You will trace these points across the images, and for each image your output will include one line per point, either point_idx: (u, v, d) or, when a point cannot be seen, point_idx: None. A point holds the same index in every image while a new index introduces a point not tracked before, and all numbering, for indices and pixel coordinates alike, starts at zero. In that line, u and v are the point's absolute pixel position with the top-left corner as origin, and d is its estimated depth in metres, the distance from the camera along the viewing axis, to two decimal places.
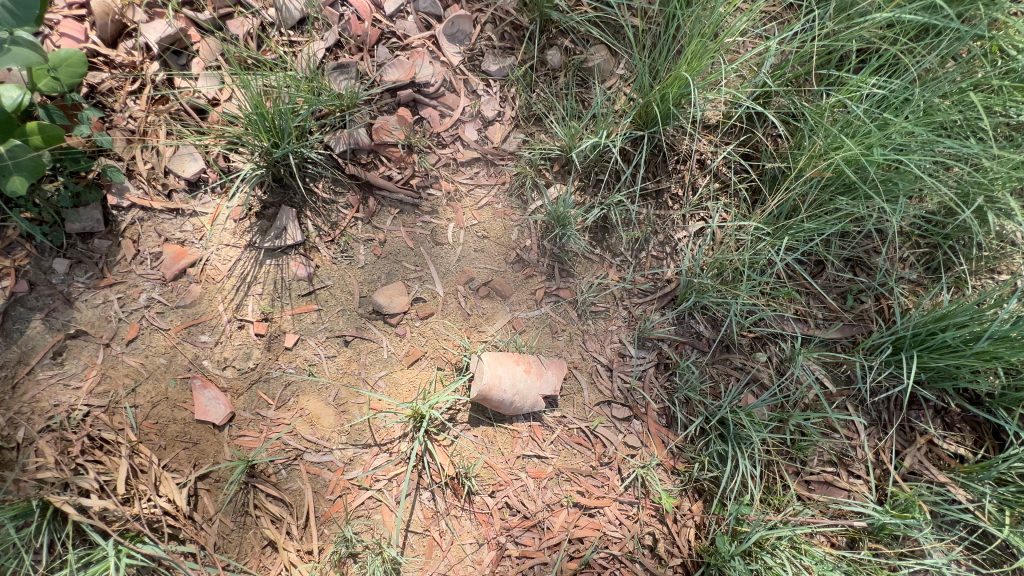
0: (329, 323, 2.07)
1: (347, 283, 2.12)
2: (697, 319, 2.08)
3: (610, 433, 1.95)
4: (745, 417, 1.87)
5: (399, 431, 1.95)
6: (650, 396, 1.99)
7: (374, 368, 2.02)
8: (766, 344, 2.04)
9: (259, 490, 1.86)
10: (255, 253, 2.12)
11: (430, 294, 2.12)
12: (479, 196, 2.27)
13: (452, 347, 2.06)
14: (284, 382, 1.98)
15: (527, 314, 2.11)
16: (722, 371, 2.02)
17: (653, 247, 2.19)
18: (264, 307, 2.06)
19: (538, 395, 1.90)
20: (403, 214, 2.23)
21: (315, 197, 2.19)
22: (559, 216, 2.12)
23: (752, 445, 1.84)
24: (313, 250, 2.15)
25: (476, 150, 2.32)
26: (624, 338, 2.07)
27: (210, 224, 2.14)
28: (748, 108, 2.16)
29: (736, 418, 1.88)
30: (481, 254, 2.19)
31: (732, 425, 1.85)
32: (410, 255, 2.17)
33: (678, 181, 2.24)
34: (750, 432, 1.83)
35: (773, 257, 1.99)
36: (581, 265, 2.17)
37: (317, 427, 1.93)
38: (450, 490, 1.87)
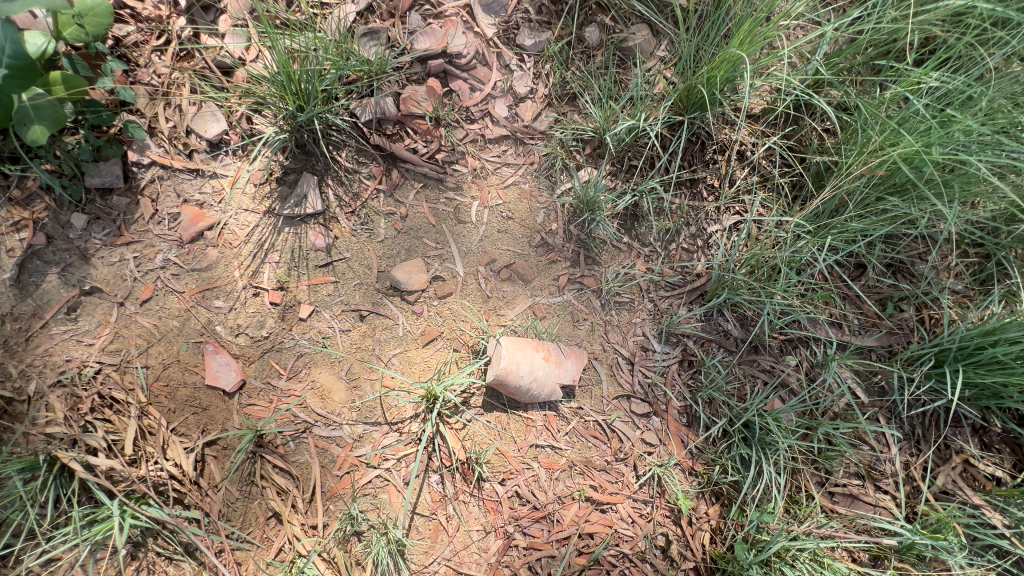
0: (345, 296, 2.02)
1: (366, 256, 2.07)
2: (725, 317, 1.99)
3: (627, 429, 1.88)
4: (772, 422, 1.77)
5: (411, 411, 1.90)
6: (672, 393, 1.92)
7: (389, 345, 1.97)
8: (798, 348, 1.95)
9: (266, 460, 1.82)
10: (273, 220, 2.08)
11: (450, 273, 2.06)
12: (506, 175, 2.19)
13: (470, 329, 2.00)
14: (297, 352, 1.94)
15: (549, 300, 2.03)
16: (749, 373, 1.93)
17: (684, 239, 2.11)
18: (280, 276, 2.02)
19: (556, 384, 1.84)
20: (426, 188, 2.16)
21: (337, 165, 2.13)
22: (588, 201, 2.03)
23: (778, 451, 1.75)
24: (332, 220, 2.09)
25: (506, 127, 2.23)
26: (648, 331, 1.99)
27: (230, 187, 2.10)
28: (796, 98, 2.04)
29: (763, 422, 1.78)
30: (505, 235, 2.12)
31: (758, 429, 1.76)
32: (431, 232, 2.11)
33: (714, 173, 2.15)
34: (778, 438, 1.73)
35: (814, 257, 1.88)
36: (608, 253, 2.09)
37: (328, 401, 1.89)
38: (460, 474, 1.82)
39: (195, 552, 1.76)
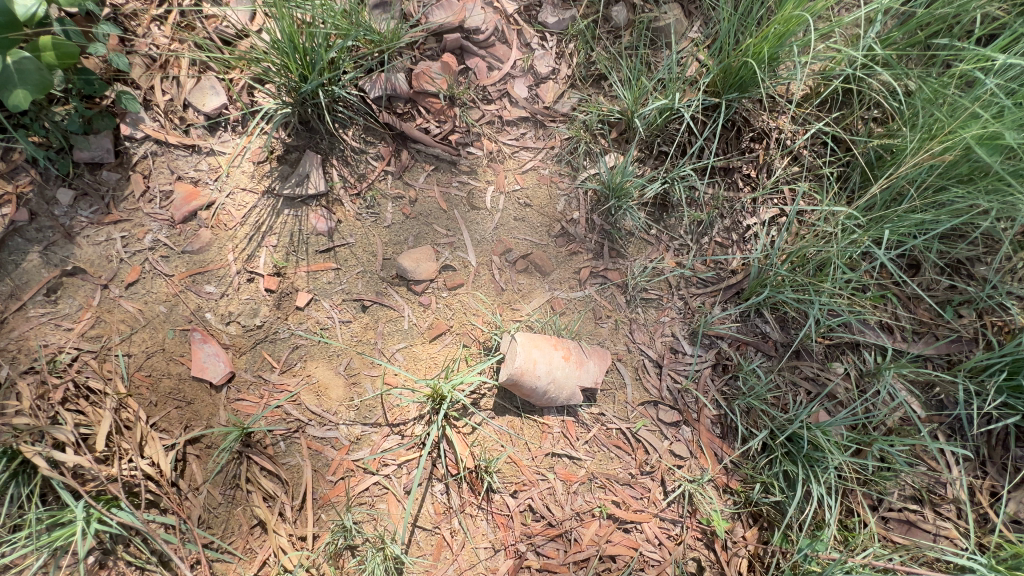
0: (347, 284, 1.86)
1: (371, 242, 1.91)
2: (764, 318, 1.80)
3: (654, 439, 1.69)
4: (822, 436, 1.56)
5: (415, 413, 1.72)
6: (705, 400, 1.72)
7: (393, 339, 1.80)
8: (846, 354, 1.75)
9: (252, 461, 1.64)
10: (273, 200, 1.94)
11: (461, 263, 1.89)
12: (525, 159, 2.03)
13: (482, 323, 1.82)
14: (292, 344, 1.77)
15: (569, 294, 1.85)
16: (792, 381, 1.73)
17: (718, 232, 1.94)
18: (277, 261, 1.87)
19: (576, 387, 1.66)
20: (438, 171, 2.00)
21: (343, 144, 1.98)
22: (614, 187, 1.86)
23: (828, 470, 1.54)
24: (336, 202, 1.95)
25: (525, 109, 2.08)
26: (677, 331, 1.81)
27: (227, 165, 1.96)
28: (842, 82, 1.88)
29: (811, 436, 1.57)
30: (522, 223, 1.95)
31: (807, 443, 1.55)
32: (441, 218, 1.94)
33: (751, 162, 1.98)
34: (830, 454, 1.52)
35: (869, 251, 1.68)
36: (634, 245, 1.92)
37: (324, 399, 1.71)
38: (467, 484, 1.63)
39: (169, 562, 1.59)
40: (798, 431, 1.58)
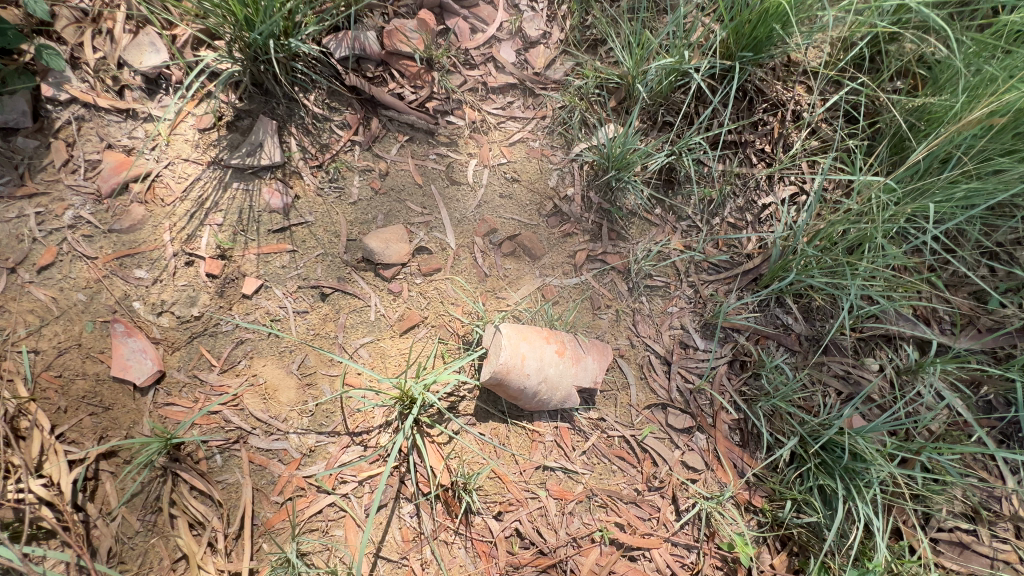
0: (304, 269, 1.59)
1: (333, 221, 1.64)
2: (786, 308, 1.57)
3: (663, 448, 1.45)
4: (864, 444, 1.31)
5: (381, 419, 1.45)
6: (721, 402, 1.48)
7: (357, 332, 1.53)
8: (879, 349, 1.52)
9: (179, 479, 1.35)
10: (219, 172, 1.67)
11: (438, 245, 1.63)
12: (512, 130, 1.79)
13: (461, 314, 1.56)
14: (236, 339, 1.50)
15: (562, 281, 1.61)
16: (820, 380, 1.50)
17: (730, 212, 1.72)
18: (222, 241, 1.60)
19: (572, 387, 1.41)
20: (413, 142, 1.75)
21: (304, 111, 1.73)
22: (614, 157, 1.62)
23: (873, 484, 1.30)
24: (293, 175, 1.69)
25: (513, 75, 1.85)
26: (687, 323, 1.57)
27: (167, 133, 1.69)
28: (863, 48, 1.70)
29: (852, 444, 1.32)
30: (508, 200, 1.70)
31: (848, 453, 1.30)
32: (416, 194, 1.69)
33: (764, 136, 1.78)
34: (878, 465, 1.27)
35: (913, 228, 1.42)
36: (636, 227, 1.68)
37: (271, 403, 1.43)
38: (442, 505, 1.36)
39: None
40: (835, 438, 1.34)
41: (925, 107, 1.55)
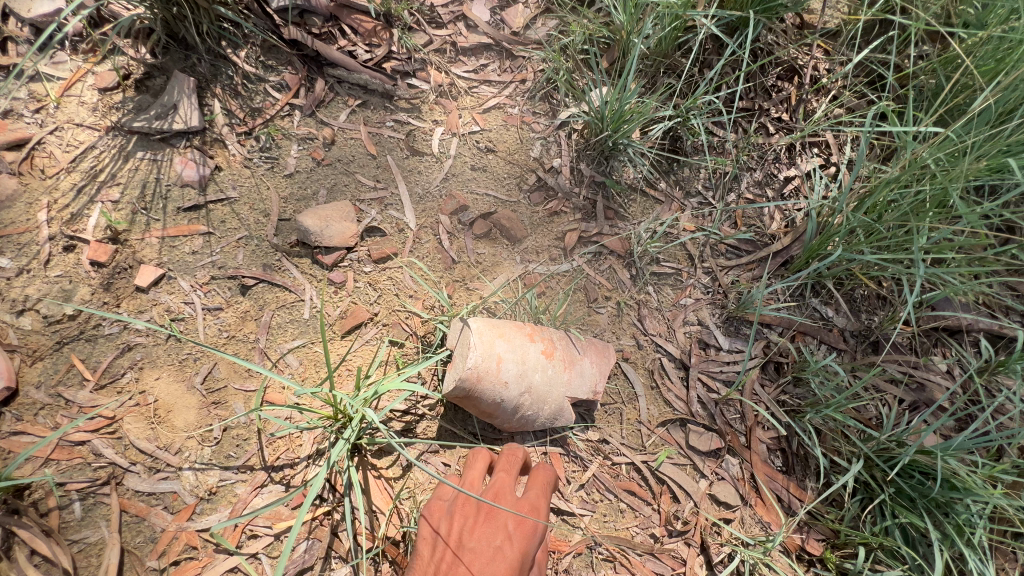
0: (221, 255, 1.25)
1: (262, 197, 1.32)
2: (824, 296, 1.27)
3: (684, 478, 1.13)
4: (962, 469, 0.98)
5: (311, 448, 1.10)
6: (754, 416, 1.17)
7: (284, 335, 1.19)
8: (942, 346, 1.23)
9: (14, 541, 0.96)
10: (120, 138, 1.33)
11: (394, 225, 1.31)
12: (486, 95, 1.51)
13: (421, 308, 1.24)
14: (122, 346, 1.13)
15: (549, 269, 1.29)
16: (875, 387, 1.19)
17: (747, 187, 1.43)
18: (115, 221, 1.24)
19: (564, 399, 1.08)
20: (366, 107, 1.45)
21: (233, 69, 1.42)
22: (609, 117, 1.31)
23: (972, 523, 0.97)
24: (215, 143, 1.36)
25: (487, 34, 1.56)
26: (705, 317, 1.27)
27: (59, 94, 1.35)
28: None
29: (945, 468, 0.99)
30: (482, 172, 1.40)
31: (939, 482, 0.97)
32: (368, 166, 1.38)
33: (781, 103, 1.52)
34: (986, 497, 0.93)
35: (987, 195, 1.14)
36: (637, 204, 1.39)
37: (162, 430, 1.06)
38: (388, 564, 1.01)
39: None
40: (916, 459, 1.02)
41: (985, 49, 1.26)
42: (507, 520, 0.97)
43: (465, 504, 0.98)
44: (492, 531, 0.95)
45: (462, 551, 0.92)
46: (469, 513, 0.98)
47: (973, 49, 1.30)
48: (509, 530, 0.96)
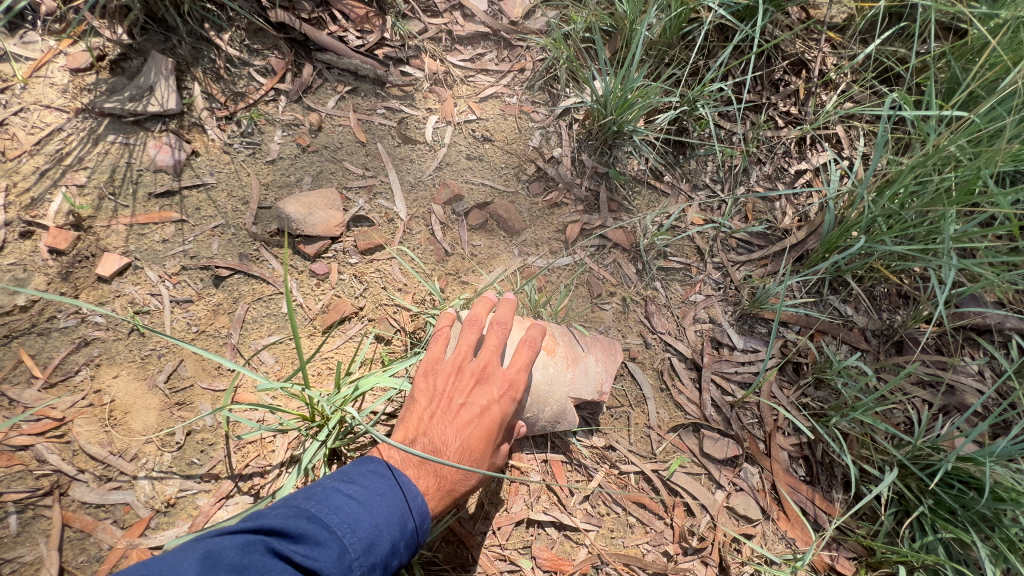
0: (194, 245, 1.15)
1: (242, 183, 1.23)
2: (843, 293, 1.19)
3: (698, 488, 1.05)
4: (1010, 478, 0.91)
5: (285, 454, 0.99)
6: (773, 421, 1.09)
7: (259, 330, 1.11)
8: (969, 348, 1.15)
9: None
10: (91, 121, 1.23)
11: (383, 215, 1.23)
12: (482, 84, 1.43)
13: (409, 301, 1.16)
14: (77, 342, 1.01)
15: (548, 262, 1.21)
16: (902, 391, 1.10)
17: (757, 181, 1.36)
18: (80, 207, 1.14)
19: (568, 399, 0.99)
20: (356, 94, 1.37)
21: (215, 53, 1.33)
22: (612, 103, 1.23)
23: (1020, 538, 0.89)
24: (194, 128, 1.27)
25: (484, 23, 1.47)
26: (716, 314, 1.19)
27: (26, 74, 1.25)
28: None
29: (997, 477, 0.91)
30: (478, 162, 1.32)
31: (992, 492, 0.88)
32: (357, 154, 1.30)
33: (788, 97, 1.44)
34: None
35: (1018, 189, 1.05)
36: (642, 197, 1.31)
37: (117, 434, 0.95)
38: None
39: None
40: (958, 466, 0.94)
41: (1010, 32, 1.15)
42: (495, 386, 0.92)
43: (458, 371, 0.94)
44: (481, 392, 0.92)
45: (452, 406, 0.91)
46: (461, 372, 0.93)
47: (996, 34, 1.20)
48: (496, 394, 0.91)
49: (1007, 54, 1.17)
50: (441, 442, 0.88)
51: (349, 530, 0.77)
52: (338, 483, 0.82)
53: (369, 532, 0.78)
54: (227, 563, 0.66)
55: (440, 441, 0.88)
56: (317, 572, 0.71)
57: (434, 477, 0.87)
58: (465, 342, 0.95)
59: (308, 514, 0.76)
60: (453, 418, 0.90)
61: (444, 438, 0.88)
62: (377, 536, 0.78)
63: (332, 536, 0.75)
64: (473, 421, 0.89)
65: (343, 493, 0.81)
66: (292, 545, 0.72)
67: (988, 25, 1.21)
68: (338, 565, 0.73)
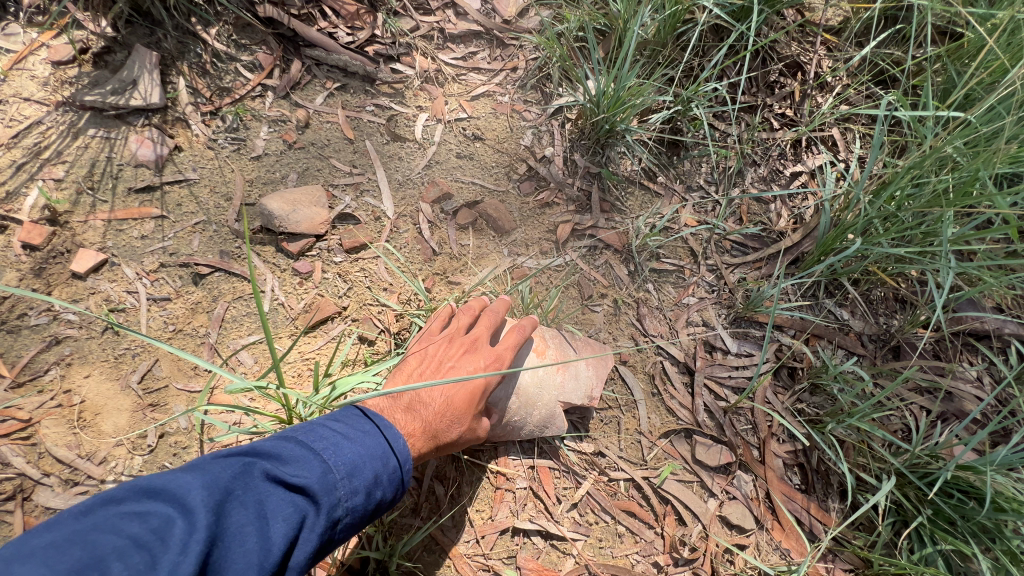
0: (174, 242, 1.13)
1: (225, 179, 1.20)
2: (839, 296, 1.17)
3: (690, 497, 1.01)
4: (1011, 489, 0.88)
5: None
6: (768, 427, 1.06)
7: (238, 330, 1.09)
8: (967, 353, 1.12)
9: None
10: (70, 114, 1.19)
11: (370, 213, 1.20)
12: (474, 83, 1.40)
13: (394, 301, 1.13)
14: (48, 340, 0.97)
15: (538, 262, 1.19)
16: (900, 397, 1.07)
17: (752, 183, 1.34)
18: (57, 202, 1.11)
19: (556, 403, 0.97)
20: (345, 91, 1.35)
21: (201, 47, 1.30)
22: (605, 101, 1.21)
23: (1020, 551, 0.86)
24: (177, 123, 1.24)
25: (477, 21, 1.45)
26: (710, 317, 1.16)
27: (7, 67, 1.21)
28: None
29: (997, 487, 0.88)
30: (468, 161, 1.30)
31: (993, 503, 0.85)
32: (345, 151, 1.27)
33: (784, 99, 1.42)
34: None
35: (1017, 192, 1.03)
36: (635, 197, 1.29)
37: (86, 436, 0.92)
38: None
39: None
40: (957, 475, 0.91)
41: (1005, 33, 1.14)
42: (484, 356, 0.92)
43: (451, 340, 0.94)
44: (470, 360, 0.92)
45: (440, 368, 0.90)
46: (453, 340, 0.94)
47: (992, 35, 1.18)
48: (484, 363, 0.91)
49: (1005, 55, 1.15)
50: (425, 398, 0.87)
51: (335, 455, 0.73)
52: (322, 419, 0.79)
53: (356, 460, 0.75)
54: (213, 477, 0.63)
55: (424, 396, 0.87)
56: (305, 488, 0.68)
57: (416, 424, 0.85)
58: (460, 319, 0.97)
59: (294, 441, 0.73)
60: (439, 378, 0.89)
61: (428, 394, 0.87)
62: (364, 465, 0.75)
63: (320, 460, 0.71)
64: (459, 382, 0.88)
65: (328, 426, 0.77)
66: (280, 467, 0.68)
67: (985, 26, 1.20)
68: (328, 488, 0.70)
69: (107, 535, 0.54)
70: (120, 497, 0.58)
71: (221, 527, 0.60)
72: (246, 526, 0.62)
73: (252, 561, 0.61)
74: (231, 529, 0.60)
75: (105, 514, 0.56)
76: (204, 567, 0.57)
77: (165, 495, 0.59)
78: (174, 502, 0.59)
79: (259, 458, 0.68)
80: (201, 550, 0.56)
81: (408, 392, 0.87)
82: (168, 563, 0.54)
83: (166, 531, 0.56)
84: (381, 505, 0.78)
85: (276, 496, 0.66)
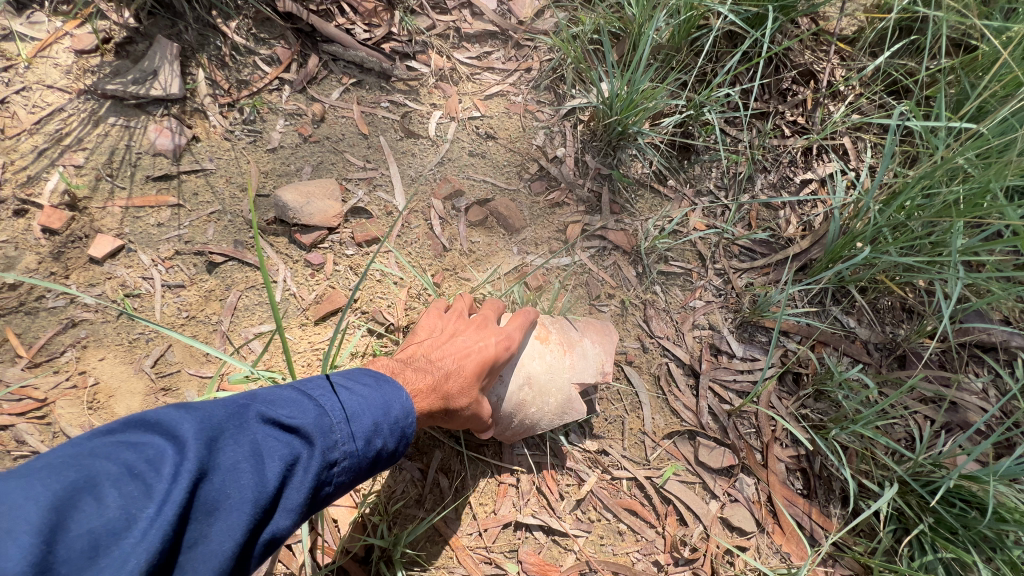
0: (190, 230, 1.14)
1: (241, 170, 1.22)
2: (846, 304, 1.17)
3: (692, 498, 1.02)
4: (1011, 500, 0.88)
5: None
6: (771, 431, 1.06)
7: (251, 318, 1.11)
8: (973, 364, 1.12)
9: None
10: (91, 102, 1.21)
11: (382, 208, 1.22)
12: (488, 82, 1.41)
13: (404, 295, 1.15)
14: (65, 323, 0.99)
15: (547, 261, 1.20)
16: (904, 406, 1.08)
17: (761, 188, 1.35)
18: (76, 188, 1.13)
19: (570, 384, 0.97)
20: (360, 87, 1.36)
21: (221, 40, 1.31)
22: (618, 104, 1.21)
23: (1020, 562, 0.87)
24: (195, 114, 1.25)
25: (493, 21, 1.46)
26: (716, 321, 1.17)
27: (30, 55, 1.23)
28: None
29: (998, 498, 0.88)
30: (481, 159, 1.31)
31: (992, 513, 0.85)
32: (359, 146, 1.29)
33: (796, 106, 1.42)
34: None
35: None
36: (645, 200, 1.30)
37: (99, 417, 0.94)
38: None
39: None
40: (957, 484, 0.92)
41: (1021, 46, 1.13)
42: (491, 329, 0.95)
43: (458, 319, 0.98)
44: (479, 333, 0.94)
45: (449, 339, 0.92)
46: (460, 320, 0.98)
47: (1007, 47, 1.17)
48: (493, 334, 0.93)
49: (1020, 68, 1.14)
50: (437, 361, 0.88)
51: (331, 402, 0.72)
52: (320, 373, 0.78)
53: (353, 409, 0.73)
54: (207, 415, 0.63)
55: (436, 359, 0.88)
56: (299, 431, 0.67)
57: (428, 383, 0.85)
58: (462, 304, 1.01)
59: (289, 389, 0.72)
60: (450, 346, 0.91)
61: (439, 359, 0.88)
62: (359, 414, 0.74)
63: (314, 406, 0.70)
64: (469, 349, 0.90)
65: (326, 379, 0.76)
66: (274, 411, 0.68)
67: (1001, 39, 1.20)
68: (322, 433, 0.69)
69: (101, 462, 0.54)
70: (118, 430, 0.59)
71: (214, 462, 0.59)
72: (239, 463, 0.61)
73: (246, 497, 0.60)
74: (224, 464, 0.60)
75: (103, 442, 0.57)
76: (196, 499, 0.57)
77: (158, 430, 0.60)
78: (166, 435, 0.59)
79: (253, 401, 0.67)
80: (189, 481, 0.56)
81: (418, 359, 0.88)
82: (162, 491, 0.55)
83: (159, 462, 0.57)
84: (383, 454, 0.77)
85: (270, 438, 0.65)
